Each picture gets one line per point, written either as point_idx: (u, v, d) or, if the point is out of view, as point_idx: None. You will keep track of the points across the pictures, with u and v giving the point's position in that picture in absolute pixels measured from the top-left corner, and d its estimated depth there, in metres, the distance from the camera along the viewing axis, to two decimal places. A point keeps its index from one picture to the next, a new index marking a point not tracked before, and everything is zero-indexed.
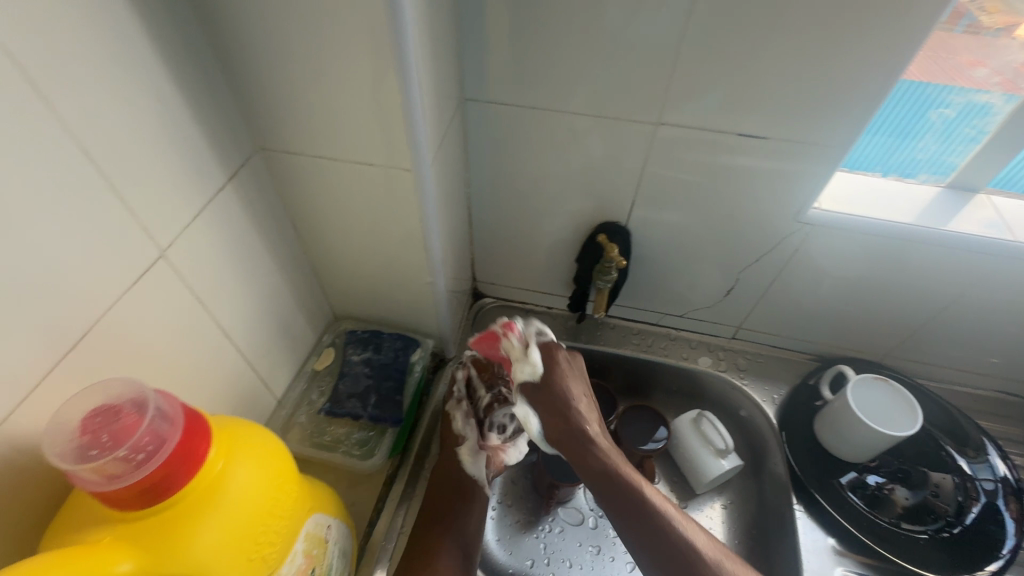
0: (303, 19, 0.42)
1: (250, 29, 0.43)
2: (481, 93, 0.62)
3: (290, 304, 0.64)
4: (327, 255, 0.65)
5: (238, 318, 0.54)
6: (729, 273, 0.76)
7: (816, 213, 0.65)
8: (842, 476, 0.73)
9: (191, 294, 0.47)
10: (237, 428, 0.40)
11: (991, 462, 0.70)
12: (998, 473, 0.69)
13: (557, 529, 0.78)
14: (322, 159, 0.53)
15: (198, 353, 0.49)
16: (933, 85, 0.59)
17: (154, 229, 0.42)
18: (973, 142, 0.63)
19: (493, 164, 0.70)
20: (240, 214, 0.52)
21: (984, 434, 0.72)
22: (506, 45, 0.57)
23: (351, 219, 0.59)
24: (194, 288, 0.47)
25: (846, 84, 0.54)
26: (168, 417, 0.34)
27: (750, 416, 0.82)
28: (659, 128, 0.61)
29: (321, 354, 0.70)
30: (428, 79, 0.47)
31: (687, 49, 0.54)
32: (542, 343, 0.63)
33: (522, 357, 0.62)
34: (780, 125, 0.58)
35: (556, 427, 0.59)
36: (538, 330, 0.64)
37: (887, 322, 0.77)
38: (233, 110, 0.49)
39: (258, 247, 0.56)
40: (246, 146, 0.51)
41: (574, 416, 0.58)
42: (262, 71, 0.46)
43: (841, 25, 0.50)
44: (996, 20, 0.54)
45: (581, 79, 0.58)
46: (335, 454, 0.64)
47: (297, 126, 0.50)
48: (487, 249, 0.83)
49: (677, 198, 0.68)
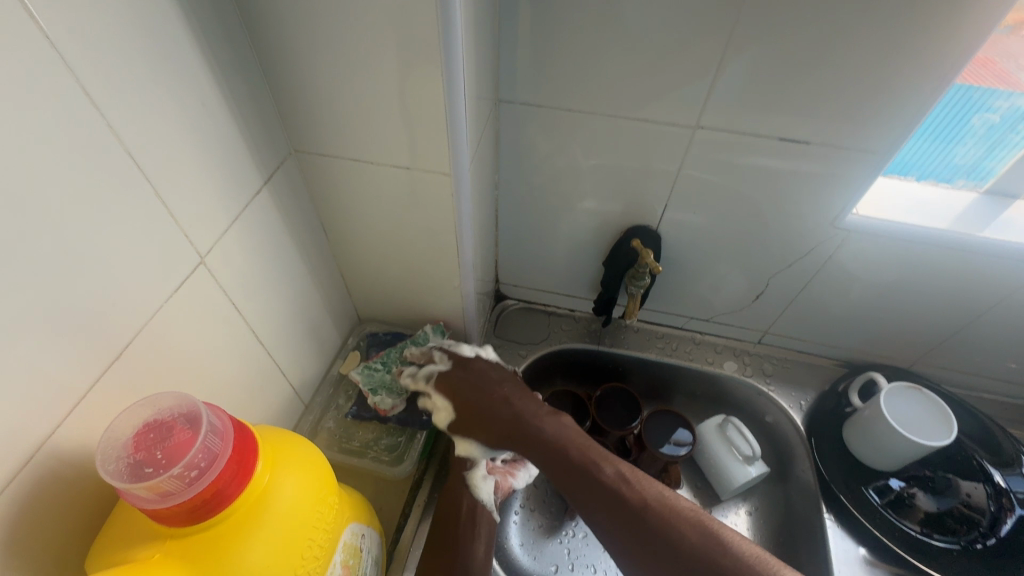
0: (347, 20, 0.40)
1: (291, 29, 0.42)
2: (515, 95, 0.61)
3: (318, 307, 0.63)
4: (355, 259, 0.64)
5: (270, 323, 0.53)
6: (759, 279, 0.75)
7: (854, 219, 0.64)
8: (868, 482, 0.73)
9: (226, 300, 0.46)
10: (281, 440, 0.39)
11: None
12: None
13: (581, 535, 0.78)
14: (357, 163, 0.52)
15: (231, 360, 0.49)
16: (979, 89, 0.57)
17: (194, 235, 0.41)
18: (1015, 146, 0.61)
19: (523, 166, 0.69)
20: (274, 218, 0.51)
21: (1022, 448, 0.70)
22: (543, 46, 0.56)
23: (384, 223, 0.58)
24: (230, 295, 0.46)
25: (894, 89, 0.52)
26: (219, 432, 0.33)
27: (776, 422, 0.82)
28: (696, 132, 0.60)
29: (347, 357, 0.69)
30: (470, 82, 0.46)
31: (731, 52, 0.53)
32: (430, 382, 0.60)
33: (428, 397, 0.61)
34: (824, 130, 0.57)
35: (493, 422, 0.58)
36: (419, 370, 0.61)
37: (918, 329, 0.76)
38: (269, 111, 0.48)
39: (290, 251, 0.55)
40: (282, 149, 0.50)
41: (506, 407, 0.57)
42: (301, 73, 0.45)
43: (894, 29, 0.48)
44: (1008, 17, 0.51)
45: (619, 81, 0.57)
46: (364, 459, 0.62)
47: (333, 128, 0.49)
48: (512, 251, 0.82)
49: (711, 202, 0.67)
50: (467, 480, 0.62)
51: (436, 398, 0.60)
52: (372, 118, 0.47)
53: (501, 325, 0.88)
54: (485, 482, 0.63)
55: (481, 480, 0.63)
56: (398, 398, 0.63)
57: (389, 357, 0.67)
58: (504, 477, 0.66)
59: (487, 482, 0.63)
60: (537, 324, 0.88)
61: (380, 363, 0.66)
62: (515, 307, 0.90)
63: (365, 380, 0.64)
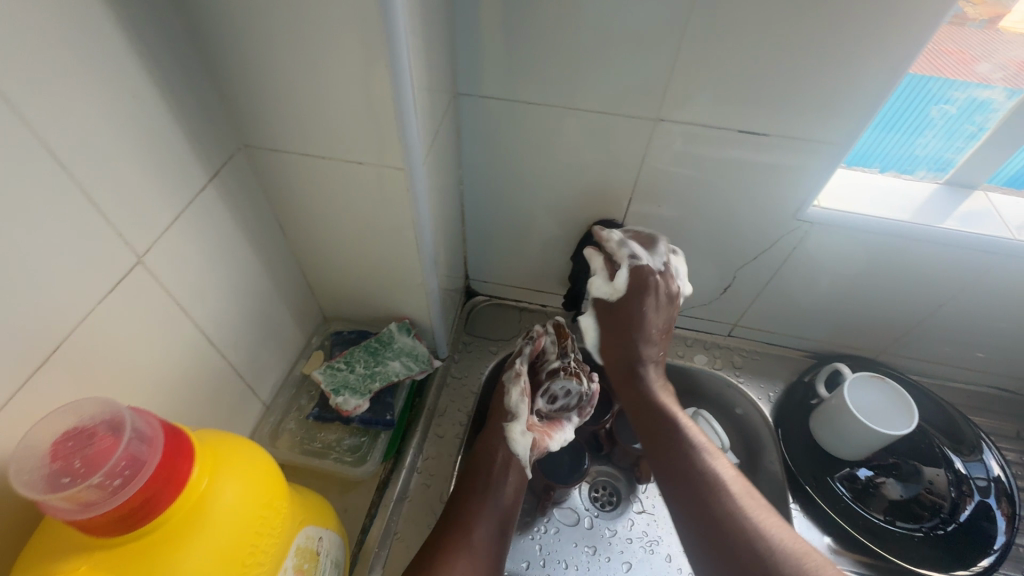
0: (287, 11, 0.39)
1: (229, 20, 0.40)
2: (475, 87, 0.60)
3: (277, 307, 0.62)
4: (316, 257, 0.63)
5: (221, 322, 0.52)
6: (727, 271, 0.75)
7: (816, 211, 0.64)
8: (835, 472, 0.73)
9: (170, 300, 0.45)
10: (220, 445, 0.37)
11: (985, 461, 0.70)
12: (992, 473, 0.70)
13: (553, 530, 0.77)
14: (310, 158, 0.50)
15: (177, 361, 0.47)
16: (936, 81, 0.58)
17: (130, 235, 0.40)
18: (973, 138, 0.62)
19: (487, 161, 0.68)
20: (223, 216, 0.49)
21: (982, 435, 0.72)
22: (501, 37, 0.55)
23: (341, 219, 0.57)
24: (174, 294, 0.45)
25: (849, 81, 0.52)
26: (146, 438, 0.32)
27: (745, 414, 0.82)
28: (658, 124, 0.59)
29: (310, 357, 0.68)
30: (420, 75, 0.45)
31: (688, 44, 0.52)
32: (633, 267, 0.67)
33: (605, 275, 0.69)
34: (783, 121, 0.57)
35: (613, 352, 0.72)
36: (631, 252, 0.67)
37: (883, 320, 0.77)
38: (213, 104, 0.46)
39: (243, 248, 0.53)
40: (230, 143, 0.49)
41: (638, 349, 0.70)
42: (243, 64, 0.43)
43: (846, 21, 0.48)
44: (982, 11, 0.52)
45: (578, 75, 0.57)
46: (325, 461, 0.62)
47: (282, 123, 0.48)
48: (481, 247, 0.81)
49: (676, 195, 0.67)
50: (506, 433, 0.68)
51: (620, 279, 0.67)
52: (321, 110, 0.46)
53: (472, 321, 0.87)
54: (522, 437, 0.68)
55: (517, 433, 0.68)
56: (362, 398, 0.62)
57: (352, 356, 0.66)
58: (542, 435, 0.71)
59: (523, 436, 0.68)
60: (508, 320, 0.87)
61: (344, 362, 0.65)
62: (487, 303, 0.89)
63: (327, 380, 0.63)
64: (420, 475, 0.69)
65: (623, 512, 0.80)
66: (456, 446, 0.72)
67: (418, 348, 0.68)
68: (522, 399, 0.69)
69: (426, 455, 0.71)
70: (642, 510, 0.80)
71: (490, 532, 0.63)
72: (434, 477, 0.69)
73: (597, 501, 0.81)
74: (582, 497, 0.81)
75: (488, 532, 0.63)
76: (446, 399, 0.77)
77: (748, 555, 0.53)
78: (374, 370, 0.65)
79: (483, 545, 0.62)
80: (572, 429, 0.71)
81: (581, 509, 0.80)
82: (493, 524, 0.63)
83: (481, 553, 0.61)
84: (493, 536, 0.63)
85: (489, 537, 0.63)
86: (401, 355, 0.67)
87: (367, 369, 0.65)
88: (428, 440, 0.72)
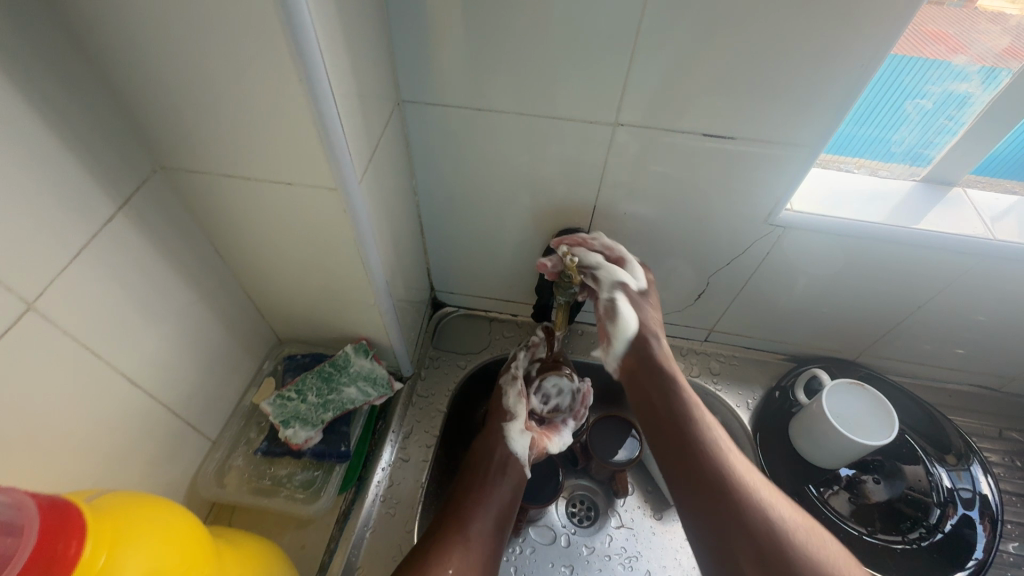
0: (179, 23, 0.35)
1: (118, 34, 0.36)
2: (420, 94, 0.56)
3: (217, 335, 0.58)
4: (259, 279, 0.59)
5: (141, 358, 0.48)
6: (701, 276, 0.72)
7: (789, 215, 0.61)
8: (817, 481, 0.71)
9: (71, 340, 0.41)
10: (122, 515, 0.34)
11: (972, 471, 0.68)
12: (979, 484, 0.67)
13: (529, 550, 0.74)
14: (234, 178, 0.46)
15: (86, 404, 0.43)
16: (910, 74, 0.54)
17: (15, 280, 0.36)
18: (949, 134, 0.59)
19: (441, 171, 0.64)
20: (141, 246, 0.46)
21: (970, 443, 0.70)
22: (441, 40, 0.51)
23: (280, 240, 0.53)
24: (74, 334, 0.41)
25: (814, 80, 0.49)
26: (12, 528, 0.28)
27: (724, 422, 0.80)
28: (617, 129, 0.56)
29: (261, 385, 0.65)
30: (341, 87, 0.41)
31: (640, 44, 0.48)
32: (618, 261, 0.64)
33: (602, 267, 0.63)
34: (747, 123, 0.53)
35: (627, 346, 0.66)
36: (614, 249, 0.65)
37: (861, 322, 0.74)
38: (117, 125, 0.42)
39: (165, 276, 0.49)
40: (140, 165, 0.44)
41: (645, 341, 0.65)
42: (142, 79, 0.39)
43: (805, 16, 0.45)
44: None
45: (526, 79, 0.53)
46: (276, 498, 0.60)
47: (198, 141, 0.43)
48: (444, 258, 0.77)
49: (642, 201, 0.63)
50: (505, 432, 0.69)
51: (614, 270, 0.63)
52: (237, 126, 0.42)
53: (439, 334, 0.83)
54: (521, 437, 0.68)
55: (516, 432, 0.69)
56: (313, 429, 0.61)
57: (304, 383, 0.63)
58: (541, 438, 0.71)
59: (522, 436, 0.68)
60: (477, 332, 0.84)
61: (295, 391, 0.62)
62: (455, 315, 0.85)
63: (277, 412, 0.61)
64: (383, 501, 0.65)
65: (601, 527, 0.77)
66: (422, 470, 0.68)
67: (376, 371, 0.65)
68: (521, 399, 0.71)
69: (389, 481, 0.67)
70: (620, 525, 0.77)
71: (487, 526, 0.62)
72: (399, 505, 0.65)
73: (575, 516, 0.78)
74: (559, 514, 0.78)
75: (486, 525, 0.62)
76: (412, 420, 0.73)
77: (772, 544, 0.50)
78: (328, 399, 0.63)
79: (479, 539, 0.60)
80: (569, 431, 0.71)
81: (558, 526, 0.77)
82: (490, 517, 0.62)
83: (476, 547, 0.59)
84: (489, 532, 0.61)
85: (486, 531, 0.61)
86: (357, 379, 0.64)
87: (320, 398, 0.63)
88: (392, 465, 0.68)
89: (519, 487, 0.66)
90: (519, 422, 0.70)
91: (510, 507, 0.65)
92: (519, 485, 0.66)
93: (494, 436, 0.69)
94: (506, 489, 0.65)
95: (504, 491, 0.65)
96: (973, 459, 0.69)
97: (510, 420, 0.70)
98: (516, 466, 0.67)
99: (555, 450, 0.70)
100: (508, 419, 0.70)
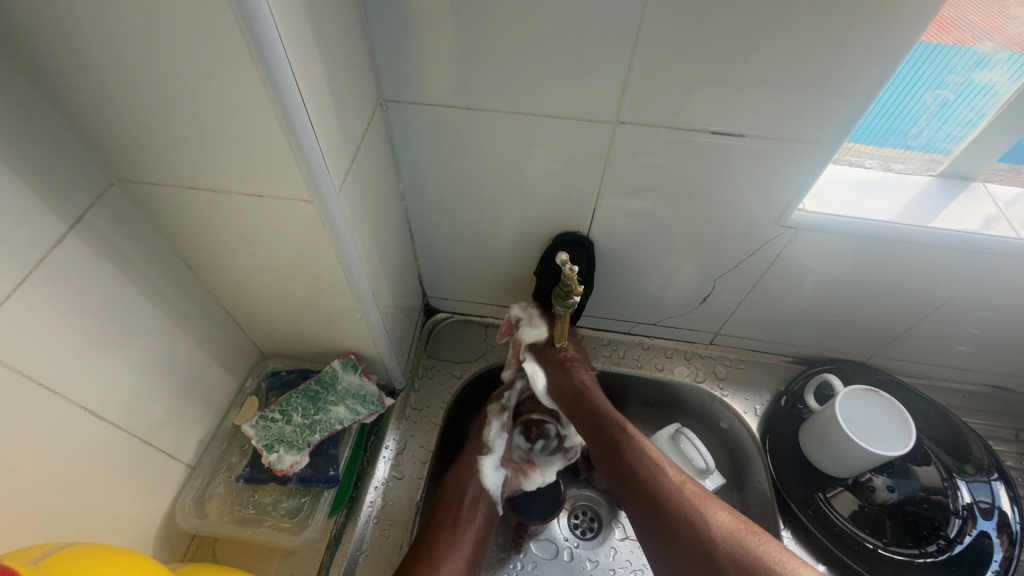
0: (117, 25, 0.31)
1: (52, 39, 0.33)
2: (403, 93, 0.52)
3: (192, 354, 0.55)
4: (236, 294, 0.56)
5: (102, 383, 0.45)
6: (707, 279, 0.69)
7: (801, 215, 0.58)
8: (828, 489, 0.69)
9: (13, 372, 0.37)
10: (72, 569, 0.31)
11: (990, 482, 0.66)
12: (997, 495, 0.65)
13: (530, 566, 0.70)
14: (197, 190, 0.43)
15: (40, 439, 0.40)
16: (931, 63, 0.50)
17: None
18: (971, 126, 0.55)
19: (429, 174, 0.60)
20: (97, 267, 0.42)
21: (990, 454, 0.68)
22: (421, 34, 0.47)
23: (253, 255, 0.49)
24: (15, 365, 0.37)
25: (824, 74, 0.45)
26: None
27: (731, 428, 0.77)
28: (617, 127, 0.52)
29: (243, 406, 0.62)
30: (307, 91, 0.37)
31: (636, 37, 0.44)
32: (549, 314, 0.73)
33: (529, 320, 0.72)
34: (757, 119, 0.49)
35: (557, 383, 0.70)
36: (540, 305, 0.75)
37: (873, 324, 0.71)
38: (64, 137, 0.38)
39: (127, 296, 0.46)
40: (93, 177, 0.41)
41: (572, 375, 0.69)
42: (88, 85, 0.35)
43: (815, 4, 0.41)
44: None
45: (514, 77, 0.49)
46: (260, 529, 0.58)
47: (155, 154, 0.40)
48: (435, 263, 0.74)
49: (644, 203, 0.59)
50: (478, 466, 0.67)
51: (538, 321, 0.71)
52: (197, 136, 0.38)
53: (433, 342, 0.80)
54: (494, 472, 0.68)
55: (490, 468, 0.68)
56: (300, 452, 0.58)
57: (290, 404, 0.60)
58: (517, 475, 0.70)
59: (495, 472, 0.68)
60: (471, 338, 0.80)
61: (279, 412, 0.59)
62: (449, 321, 0.82)
63: (260, 436, 0.57)
64: (377, 523, 0.62)
65: (604, 539, 0.73)
66: (417, 488, 0.65)
67: (366, 388, 0.63)
68: (500, 435, 0.70)
69: (384, 500, 0.64)
70: (625, 538, 0.73)
71: (459, 565, 0.59)
72: (393, 526, 0.62)
73: (577, 528, 0.74)
74: (561, 526, 0.74)
75: (459, 565, 0.59)
76: (405, 434, 0.69)
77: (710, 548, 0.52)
78: (315, 419, 0.60)
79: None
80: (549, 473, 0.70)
81: (560, 539, 0.73)
82: (460, 557, 0.60)
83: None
84: (461, 573, 0.59)
85: (458, 572, 0.59)
86: (346, 397, 0.61)
87: (306, 419, 0.59)
88: (385, 483, 0.65)
89: (489, 526, 0.64)
90: (494, 457, 0.69)
91: (482, 552, 0.63)
92: (490, 524, 0.65)
93: (467, 469, 0.67)
94: (478, 527, 0.63)
95: (475, 529, 0.62)
96: (993, 472, 0.66)
97: (484, 453, 0.68)
98: (486, 504, 0.65)
99: (530, 488, 0.69)
100: (484, 452, 0.68)
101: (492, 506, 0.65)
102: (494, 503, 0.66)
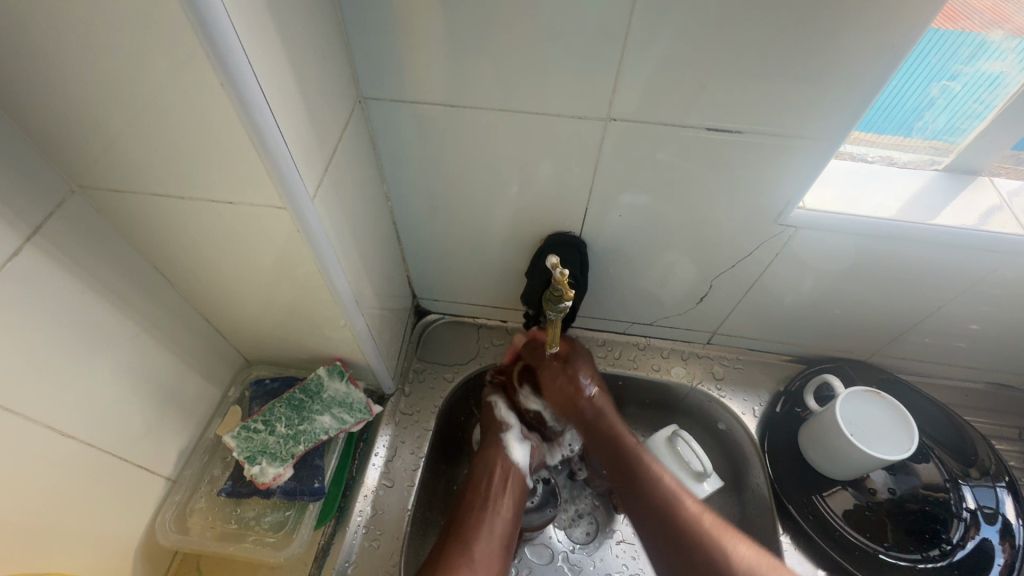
0: (56, 22, 0.29)
1: None
2: (384, 90, 0.49)
3: (169, 364, 0.53)
4: (214, 302, 0.54)
5: (69, 402, 0.43)
6: (703, 279, 0.67)
7: (802, 214, 0.56)
8: (828, 491, 0.67)
9: None
10: None
11: (995, 488, 0.64)
12: (1000, 501, 0.63)
13: (525, 572, 0.68)
14: (165, 197, 0.40)
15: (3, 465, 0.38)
16: (938, 52, 0.48)
17: None
18: (977, 118, 0.53)
19: (414, 174, 0.58)
20: (58, 282, 0.40)
21: (996, 458, 0.66)
22: (398, 28, 0.44)
23: (228, 262, 0.47)
24: None
25: (823, 67, 0.43)
26: None
27: (728, 429, 0.76)
28: (608, 123, 0.49)
29: (226, 415, 0.61)
30: (270, 91, 0.34)
31: (623, 29, 0.42)
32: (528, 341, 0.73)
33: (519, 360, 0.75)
34: (754, 113, 0.47)
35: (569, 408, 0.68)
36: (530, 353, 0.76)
37: (873, 323, 0.69)
38: (16, 143, 0.36)
39: (94, 308, 0.44)
40: (51, 185, 0.39)
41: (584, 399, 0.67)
42: (35, 89, 0.33)
43: None
44: None
45: (499, 73, 0.46)
46: (243, 545, 0.56)
47: (114, 159, 0.37)
48: (425, 265, 0.72)
49: (638, 202, 0.57)
50: (502, 443, 0.68)
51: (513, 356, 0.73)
52: (162, 142, 0.35)
53: (424, 343, 0.78)
54: (519, 446, 0.68)
55: (513, 442, 0.68)
56: (283, 464, 0.56)
57: (273, 414, 0.58)
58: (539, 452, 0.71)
59: (519, 446, 0.68)
60: (463, 340, 0.78)
61: (262, 423, 0.58)
62: (440, 323, 0.80)
63: (242, 447, 0.56)
64: (366, 532, 0.61)
65: (602, 543, 0.72)
66: (407, 496, 0.64)
67: (352, 395, 0.61)
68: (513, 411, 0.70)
69: (373, 509, 0.62)
70: (621, 540, 0.72)
71: (494, 544, 0.61)
72: (383, 536, 0.61)
73: (572, 532, 0.72)
74: (556, 530, 0.72)
75: (494, 544, 0.60)
76: (396, 440, 0.67)
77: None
78: (299, 430, 0.58)
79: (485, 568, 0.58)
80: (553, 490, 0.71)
81: (555, 544, 0.71)
82: (497, 539, 0.61)
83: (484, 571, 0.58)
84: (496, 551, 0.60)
85: (490, 549, 0.60)
86: (332, 406, 0.60)
87: (290, 429, 0.58)
88: (375, 492, 0.63)
89: (519, 500, 0.65)
90: (515, 431, 0.69)
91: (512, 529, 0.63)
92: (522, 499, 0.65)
93: (491, 447, 0.67)
94: (509, 504, 0.63)
95: (507, 506, 0.63)
96: (1000, 477, 0.65)
97: (504, 430, 0.69)
98: (516, 478, 0.66)
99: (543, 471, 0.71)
100: (503, 429, 0.69)
101: (523, 478, 0.66)
102: (524, 477, 0.66)
